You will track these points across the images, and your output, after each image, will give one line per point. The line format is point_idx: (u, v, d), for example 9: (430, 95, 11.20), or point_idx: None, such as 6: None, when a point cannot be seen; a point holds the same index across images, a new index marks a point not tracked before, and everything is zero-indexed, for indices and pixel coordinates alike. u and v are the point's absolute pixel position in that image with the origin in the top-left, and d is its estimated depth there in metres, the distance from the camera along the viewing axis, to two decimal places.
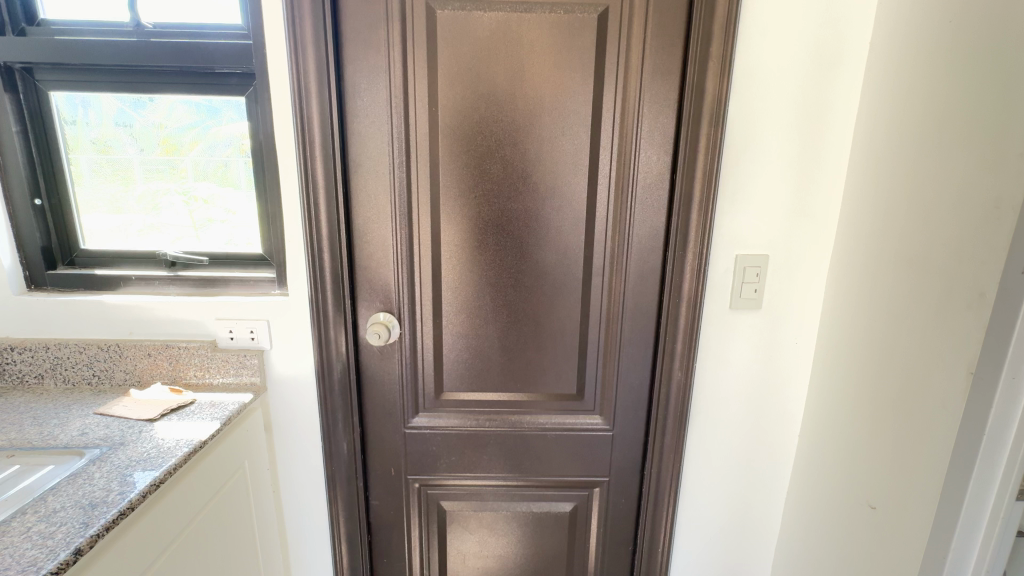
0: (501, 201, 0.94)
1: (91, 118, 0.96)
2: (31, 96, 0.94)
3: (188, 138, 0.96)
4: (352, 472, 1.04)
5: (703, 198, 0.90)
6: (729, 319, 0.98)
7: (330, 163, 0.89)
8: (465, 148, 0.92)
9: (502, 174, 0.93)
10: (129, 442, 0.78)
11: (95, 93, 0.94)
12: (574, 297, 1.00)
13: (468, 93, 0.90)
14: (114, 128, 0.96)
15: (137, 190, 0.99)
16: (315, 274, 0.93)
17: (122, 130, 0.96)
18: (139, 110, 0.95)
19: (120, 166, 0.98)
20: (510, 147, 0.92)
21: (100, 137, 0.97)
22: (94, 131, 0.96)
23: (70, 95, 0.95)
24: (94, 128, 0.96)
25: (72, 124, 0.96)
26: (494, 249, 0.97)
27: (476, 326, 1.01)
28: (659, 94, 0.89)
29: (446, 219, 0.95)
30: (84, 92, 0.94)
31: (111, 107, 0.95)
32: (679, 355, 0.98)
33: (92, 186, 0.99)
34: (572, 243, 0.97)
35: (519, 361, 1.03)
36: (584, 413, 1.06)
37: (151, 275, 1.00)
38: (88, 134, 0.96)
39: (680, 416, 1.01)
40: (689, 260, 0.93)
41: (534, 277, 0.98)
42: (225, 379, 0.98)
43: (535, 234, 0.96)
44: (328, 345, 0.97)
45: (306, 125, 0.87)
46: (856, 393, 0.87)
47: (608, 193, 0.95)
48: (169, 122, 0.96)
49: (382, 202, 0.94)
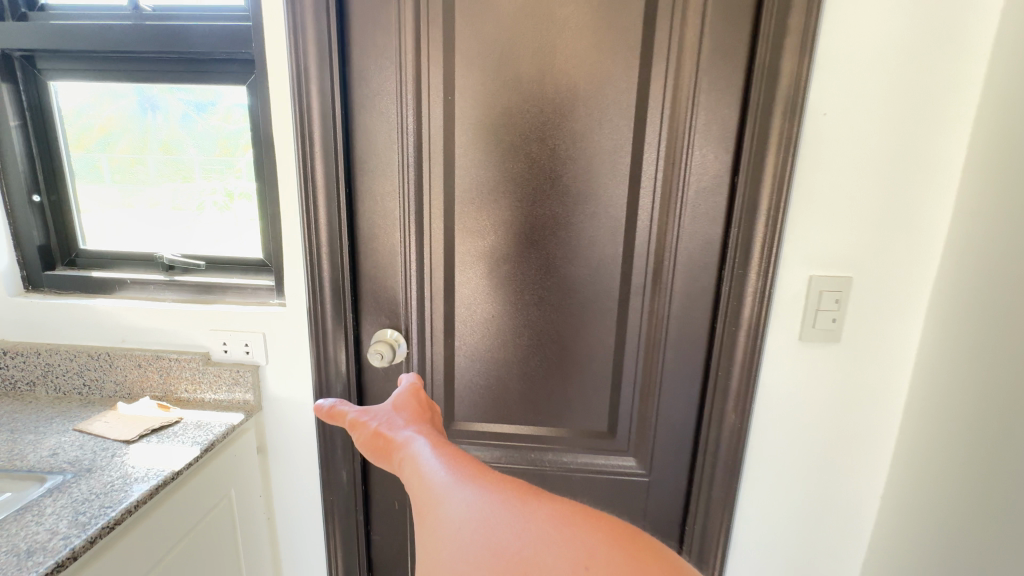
0: (524, 206, 0.81)
1: (159, 120, 0.89)
2: (101, 104, 0.89)
3: (246, 137, 0.87)
4: (351, 505, 0.93)
5: (772, 206, 0.74)
6: (797, 353, 0.81)
7: (334, 159, 0.79)
8: (478, 146, 0.80)
9: (518, 181, 0.80)
10: (97, 468, 0.70)
11: (162, 93, 0.88)
12: (610, 320, 0.85)
13: (489, 80, 0.77)
14: (180, 130, 0.89)
15: (198, 195, 0.91)
16: (314, 285, 0.83)
17: (186, 131, 0.89)
18: (203, 109, 0.87)
19: (184, 169, 0.91)
20: (537, 144, 0.79)
21: (165, 140, 0.90)
22: (161, 133, 0.90)
23: (138, 97, 0.88)
24: (161, 130, 0.90)
25: (140, 126, 0.90)
26: (507, 268, 0.84)
27: (485, 353, 0.88)
28: (719, 79, 0.73)
29: (461, 224, 0.83)
30: (152, 93, 0.88)
31: (177, 107, 0.88)
32: (734, 394, 0.81)
33: (155, 189, 0.92)
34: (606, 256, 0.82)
35: (541, 391, 0.89)
36: (615, 454, 0.91)
37: (146, 279, 0.93)
38: (155, 136, 0.90)
39: (731, 466, 0.84)
40: (751, 280, 0.76)
41: (562, 295, 0.84)
42: (217, 396, 0.89)
43: (565, 245, 0.82)
44: (327, 366, 0.86)
45: (307, 119, 0.77)
46: (970, 458, 0.68)
47: (653, 197, 0.80)
48: (229, 121, 0.87)
49: (390, 206, 0.83)
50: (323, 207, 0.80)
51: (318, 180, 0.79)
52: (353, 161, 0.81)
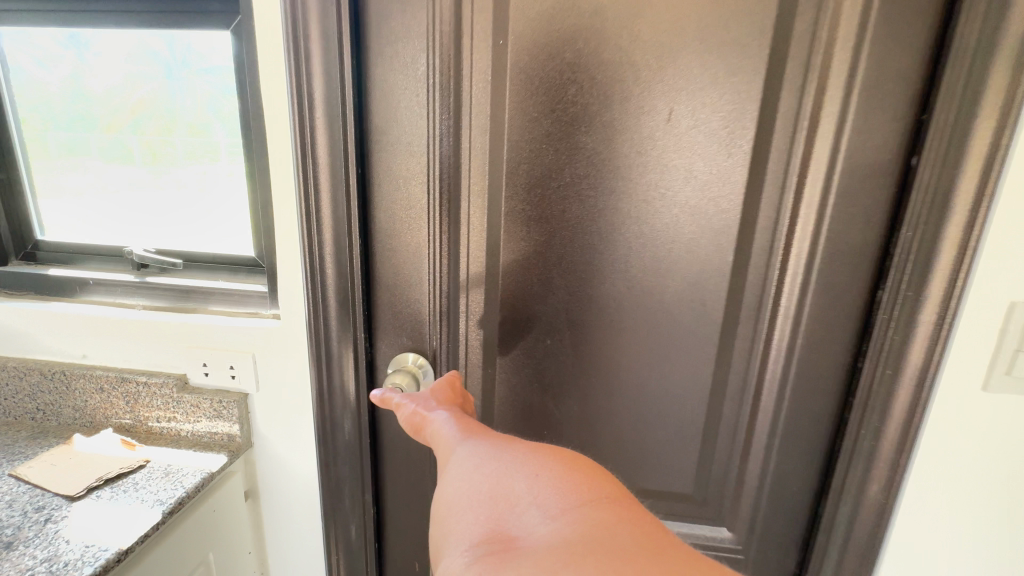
0: (597, 196, 0.59)
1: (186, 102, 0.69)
2: (130, 85, 0.70)
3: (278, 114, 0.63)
4: (361, 567, 0.74)
5: (977, 203, 0.49)
6: (983, 414, 0.57)
7: (345, 138, 0.58)
8: (519, 125, 0.58)
9: (569, 175, 0.59)
10: (17, 544, 0.53)
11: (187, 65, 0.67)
12: (711, 354, 0.62)
13: (557, 15, 0.54)
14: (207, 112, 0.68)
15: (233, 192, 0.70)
16: (315, 303, 0.64)
17: (218, 116, 0.68)
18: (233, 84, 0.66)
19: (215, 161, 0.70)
20: (619, 119, 0.56)
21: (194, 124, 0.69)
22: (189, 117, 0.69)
23: (166, 79, 0.69)
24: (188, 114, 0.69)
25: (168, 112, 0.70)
26: (546, 292, 0.63)
27: (518, 397, 0.68)
28: (905, 11, 0.49)
29: (509, 220, 0.61)
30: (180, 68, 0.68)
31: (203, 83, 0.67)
32: (885, 465, 0.58)
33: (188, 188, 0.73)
34: (716, 276, 0.59)
35: (608, 441, 0.68)
36: (700, 523, 0.69)
37: (114, 280, 0.74)
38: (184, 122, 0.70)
39: (870, 559, 0.61)
40: (929, 308, 0.53)
41: (645, 318, 0.62)
42: (198, 425, 0.71)
43: (655, 250, 0.59)
44: (333, 403, 0.68)
45: (307, 87, 0.57)
46: None
47: (784, 185, 0.55)
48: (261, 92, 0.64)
49: (413, 194, 0.61)
50: (328, 202, 0.60)
51: (320, 168, 0.59)
52: (371, 141, 0.60)
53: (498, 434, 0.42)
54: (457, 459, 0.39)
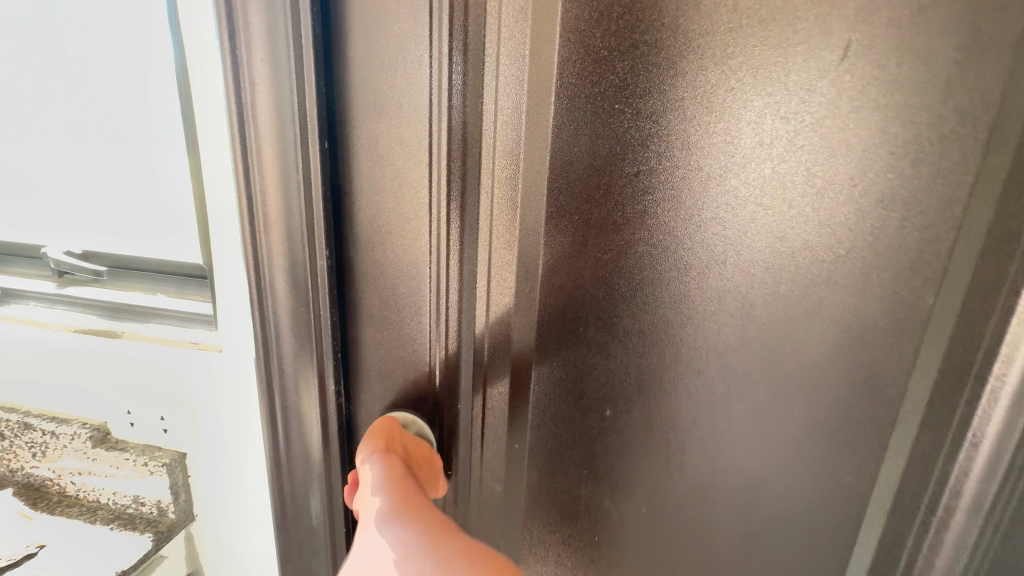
0: (701, 191, 0.36)
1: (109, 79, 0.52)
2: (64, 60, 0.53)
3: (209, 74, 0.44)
4: None
5: None
6: None
7: (307, 134, 0.38)
8: (559, 98, 0.37)
9: (627, 172, 0.37)
10: None
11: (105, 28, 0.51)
12: (881, 449, 0.38)
13: None
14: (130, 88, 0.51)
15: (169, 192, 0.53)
16: (266, 364, 0.44)
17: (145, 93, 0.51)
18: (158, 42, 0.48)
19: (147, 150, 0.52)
20: (741, 87, 0.33)
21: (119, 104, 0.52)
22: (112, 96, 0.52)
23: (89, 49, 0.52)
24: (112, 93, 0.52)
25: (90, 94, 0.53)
26: (580, 347, 0.42)
27: (532, 490, 0.47)
28: None
29: (556, 228, 0.40)
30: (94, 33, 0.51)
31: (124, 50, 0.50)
32: None
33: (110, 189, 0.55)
34: (899, 365, 0.36)
35: (695, 558, 0.45)
36: None
37: (26, 293, 0.57)
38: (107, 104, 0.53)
39: None
40: None
41: (769, 386, 0.39)
42: (119, 493, 0.54)
43: (798, 278, 0.36)
44: (296, 495, 0.48)
45: (253, 65, 0.37)
46: None
47: None
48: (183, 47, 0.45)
49: (406, 180, 0.39)
50: (280, 228, 0.40)
51: (269, 179, 0.39)
52: (350, 132, 0.39)
53: (436, 521, 0.35)
54: (371, 549, 0.33)
